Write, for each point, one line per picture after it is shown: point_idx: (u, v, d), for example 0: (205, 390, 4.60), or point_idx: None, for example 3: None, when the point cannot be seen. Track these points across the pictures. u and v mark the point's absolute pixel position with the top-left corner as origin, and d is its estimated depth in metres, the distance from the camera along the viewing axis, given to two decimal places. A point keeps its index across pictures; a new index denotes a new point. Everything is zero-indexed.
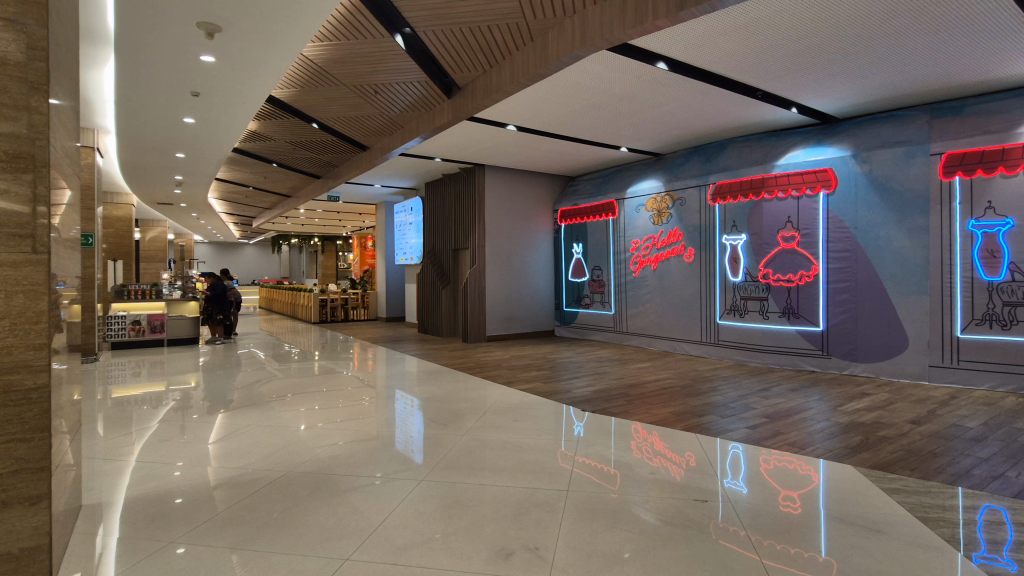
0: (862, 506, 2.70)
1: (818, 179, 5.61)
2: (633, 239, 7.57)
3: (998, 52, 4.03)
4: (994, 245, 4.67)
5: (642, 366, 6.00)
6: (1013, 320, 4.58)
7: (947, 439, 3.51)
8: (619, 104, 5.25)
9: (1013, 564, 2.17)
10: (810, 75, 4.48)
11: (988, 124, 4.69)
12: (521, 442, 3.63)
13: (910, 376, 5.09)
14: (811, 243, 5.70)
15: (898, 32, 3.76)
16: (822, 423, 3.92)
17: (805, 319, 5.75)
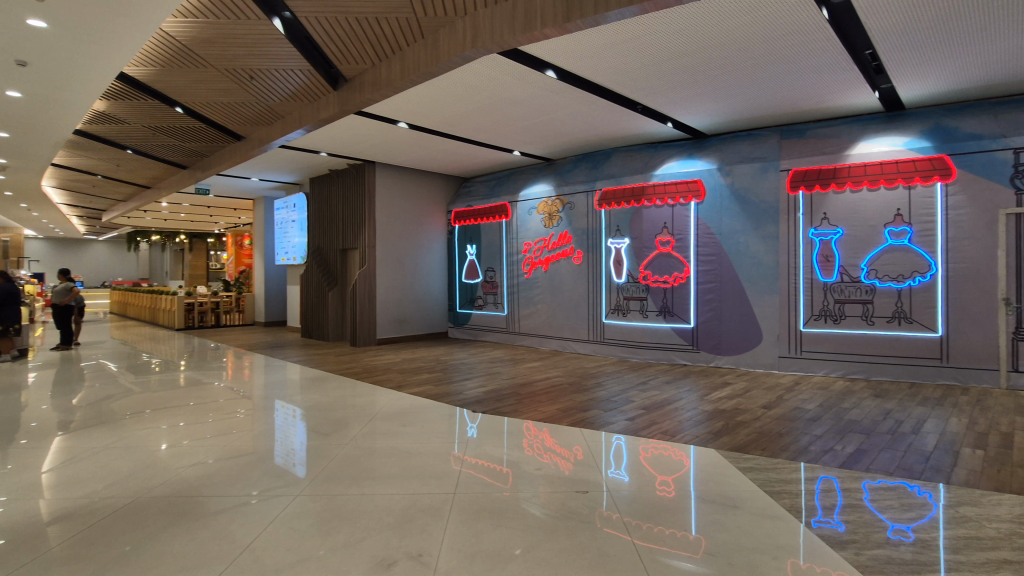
0: (722, 485, 2.97)
1: (690, 188, 6.11)
2: (525, 241, 7.74)
3: (829, 84, 4.68)
4: (828, 250, 5.44)
5: (532, 365, 6.15)
6: (842, 315, 5.37)
7: (791, 420, 4.00)
8: (512, 108, 5.34)
9: (841, 525, 2.52)
10: (683, 93, 4.89)
11: (824, 146, 5.46)
12: (411, 447, 3.54)
13: (764, 366, 5.74)
14: (684, 248, 6.21)
15: (754, 59, 4.22)
16: (692, 411, 4.28)
17: (679, 317, 6.25)
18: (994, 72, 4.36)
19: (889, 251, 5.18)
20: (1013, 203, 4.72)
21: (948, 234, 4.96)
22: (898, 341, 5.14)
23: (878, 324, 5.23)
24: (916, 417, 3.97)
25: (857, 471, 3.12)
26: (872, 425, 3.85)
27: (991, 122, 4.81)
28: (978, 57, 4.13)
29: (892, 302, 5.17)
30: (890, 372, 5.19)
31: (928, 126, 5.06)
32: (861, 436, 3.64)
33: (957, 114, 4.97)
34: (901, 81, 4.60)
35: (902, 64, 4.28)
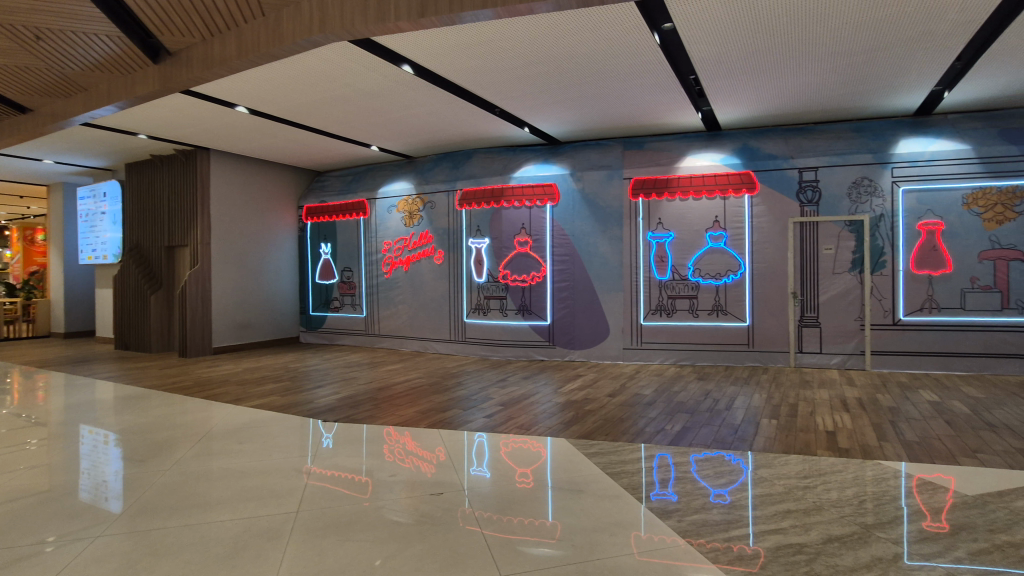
0: (571, 472, 3.16)
1: (545, 192, 6.41)
2: (385, 240, 7.49)
3: (662, 103, 5.24)
4: (663, 252, 6.08)
5: (392, 368, 5.98)
6: (674, 309, 6.05)
7: (631, 406, 4.39)
8: (368, 101, 5.13)
9: (674, 496, 2.84)
10: (538, 100, 5.11)
11: (659, 158, 6.11)
12: (253, 466, 3.22)
13: (611, 357, 6.24)
14: (540, 248, 6.49)
15: (599, 73, 4.54)
16: (547, 404, 4.49)
17: (536, 314, 6.52)
18: (785, 103, 5.23)
19: (710, 253, 5.95)
20: (798, 213, 5.74)
21: (753, 238, 5.85)
22: (716, 330, 5.93)
23: (702, 316, 5.98)
24: (729, 395, 4.62)
25: (683, 447, 3.52)
26: (696, 404, 4.38)
27: (783, 145, 5.78)
28: (773, 90, 4.91)
29: (712, 297, 5.95)
30: (710, 357, 5.98)
31: (738, 146, 5.93)
32: (687, 415, 4.12)
33: (760, 137, 5.89)
34: (717, 105, 5.30)
35: (718, 90, 4.93)
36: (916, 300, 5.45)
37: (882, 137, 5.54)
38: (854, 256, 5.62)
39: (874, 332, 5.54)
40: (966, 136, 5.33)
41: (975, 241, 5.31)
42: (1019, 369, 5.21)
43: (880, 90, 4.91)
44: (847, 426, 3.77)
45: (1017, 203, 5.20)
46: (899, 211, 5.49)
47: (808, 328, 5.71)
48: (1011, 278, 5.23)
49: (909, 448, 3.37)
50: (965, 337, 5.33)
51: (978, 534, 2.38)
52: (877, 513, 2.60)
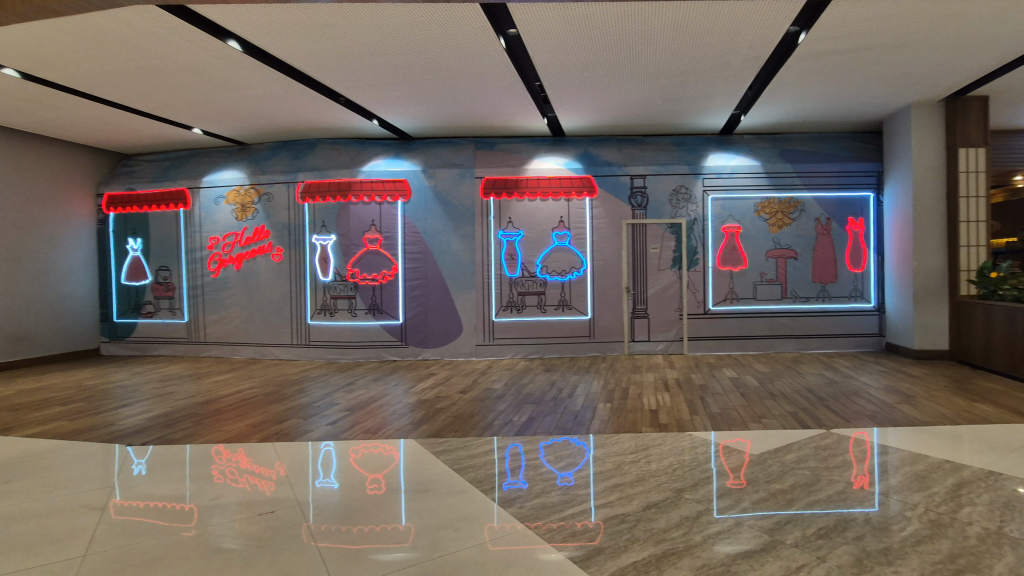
0: (419, 472, 3.11)
1: (397, 187, 6.24)
2: (212, 235, 6.68)
3: (509, 106, 5.43)
4: (513, 250, 6.31)
5: (221, 379, 5.34)
6: (523, 305, 6.32)
7: (481, 400, 4.48)
8: (189, 76, 4.52)
9: (524, 483, 2.95)
10: (388, 92, 4.96)
11: (509, 160, 6.33)
12: (30, 508, 2.63)
13: (464, 354, 6.31)
14: (391, 245, 6.31)
15: (447, 71, 4.55)
16: (397, 405, 4.39)
17: (387, 314, 6.33)
18: (618, 115, 5.74)
19: (555, 251, 6.32)
20: (630, 216, 6.35)
21: (593, 238, 6.35)
22: (561, 324, 6.32)
23: (549, 311, 6.33)
24: (572, 384, 4.95)
25: (527, 436, 3.68)
26: (541, 394, 4.62)
27: (617, 154, 6.36)
28: (607, 102, 5.36)
29: (558, 292, 6.33)
30: (555, 349, 6.36)
31: (579, 152, 6.38)
32: (533, 405, 4.33)
33: (598, 145, 6.40)
34: (561, 112, 5.63)
35: (560, 98, 5.24)
36: (722, 292, 6.37)
37: (695, 151, 6.38)
38: (674, 254, 6.38)
39: (689, 321, 6.35)
40: (757, 154, 6.37)
41: (763, 242, 6.37)
42: (794, 347, 6.37)
43: (692, 110, 5.64)
44: (667, 404, 4.26)
45: (792, 212, 6.35)
46: (708, 215, 6.36)
47: (639, 319, 6.36)
48: (788, 273, 6.37)
49: (713, 418, 3.92)
50: (756, 323, 6.36)
51: (760, 486, 2.85)
52: (686, 478, 2.97)
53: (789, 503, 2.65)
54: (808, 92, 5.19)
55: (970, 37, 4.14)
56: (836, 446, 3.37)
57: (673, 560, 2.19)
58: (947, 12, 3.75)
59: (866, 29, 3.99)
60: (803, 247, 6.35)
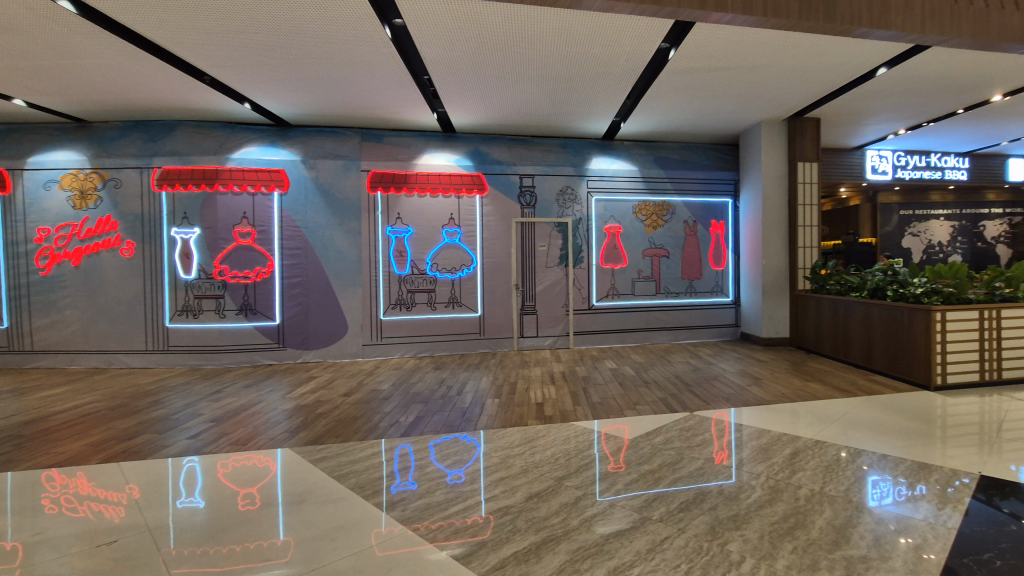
0: (297, 482, 2.92)
1: (272, 177, 5.84)
2: (40, 226, 5.72)
3: (397, 99, 5.28)
4: (401, 246, 6.17)
5: (52, 393, 4.58)
6: (413, 303, 6.20)
7: (367, 402, 4.32)
8: (7, 37, 3.81)
9: (414, 485, 2.89)
10: (262, 74, 4.58)
11: (397, 153, 6.18)
12: None
13: (349, 355, 6.06)
14: (267, 240, 5.86)
15: (328, 57, 4.31)
16: (273, 413, 4.08)
17: (262, 314, 5.87)
18: (507, 115, 5.83)
19: (445, 248, 6.27)
20: (519, 214, 6.50)
21: (483, 235, 6.40)
22: (451, 321, 6.31)
23: (439, 308, 6.27)
24: (461, 381, 4.95)
25: (414, 436, 3.61)
26: (430, 393, 4.56)
27: (507, 153, 6.47)
28: (496, 101, 5.42)
29: (448, 290, 6.30)
30: (446, 347, 6.33)
31: (470, 149, 6.39)
32: (421, 404, 4.26)
33: (488, 143, 6.45)
34: (450, 108, 5.58)
35: (449, 94, 5.20)
36: (604, 288, 6.76)
37: (580, 154, 6.68)
38: (561, 252, 6.64)
39: (575, 316, 6.66)
40: (635, 160, 6.84)
41: (641, 242, 6.85)
42: (666, 338, 6.95)
43: (577, 114, 5.90)
44: (552, 396, 4.42)
45: (665, 214, 6.90)
46: (592, 216, 6.70)
47: (528, 315, 6.54)
48: (662, 271, 6.92)
49: (594, 408, 4.15)
50: (634, 317, 6.84)
51: (634, 468, 3.06)
52: (567, 466, 3.11)
53: (657, 482, 2.87)
54: (678, 104, 5.67)
55: (805, 66, 4.79)
56: (698, 427, 3.73)
57: (551, 546, 2.27)
58: (788, 43, 4.30)
59: (724, 51, 4.44)
60: (674, 247, 6.94)
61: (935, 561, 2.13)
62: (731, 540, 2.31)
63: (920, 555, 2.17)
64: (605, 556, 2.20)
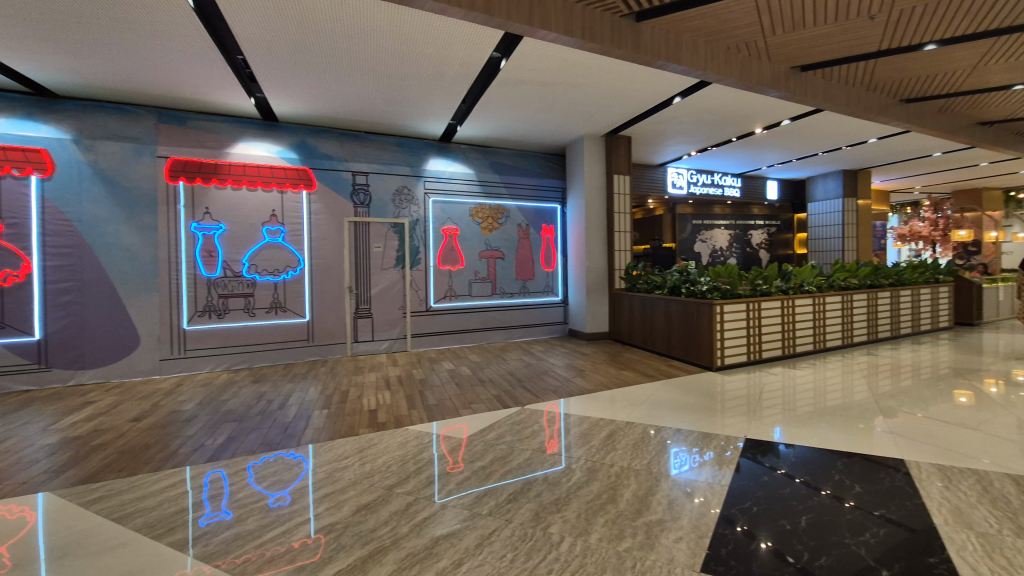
0: (60, 532, 2.36)
1: (29, 158, 4.72)
2: None
3: (206, 77, 4.65)
4: (211, 245, 5.46)
5: None
6: (226, 309, 5.53)
7: (163, 427, 3.70)
8: None
9: (229, 513, 2.55)
10: (13, 28, 3.67)
11: (205, 140, 5.45)
12: None
13: (142, 373, 5.17)
14: (20, 236, 4.71)
15: (110, 18, 3.61)
16: (27, 450, 3.26)
17: (14, 329, 4.70)
18: (337, 107, 5.51)
19: (266, 248, 5.72)
20: (352, 213, 6.20)
21: (312, 235, 5.98)
22: (274, 328, 5.77)
23: (258, 315, 5.69)
24: (284, 394, 4.53)
25: (224, 460, 3.20)
26: (245, 410, 4.09)
27: (338, 148, 6.12)
28: (325, 92, 5.10)
29: (270, 294, 5.75)
30: (268, 357, 5.77)
31: (295, 141, 5.91)
32: (234, 423, 3.79)
33: (317, 136, 6.03)
34: (271, 95, 5.09)
35: (270, 79, 4.75)
36: (442, 289, 6.78)
37: (417, 154, 6.61)
38: (397, 253, 6.49)
39: (412, 318, 6.57)
40: (471, 164, 6.99)
41: (477, 243, 7.02)
42: (501, 337, 7.23)
43: (413, 114, 5.82)
44: (386, 402, 4.28)
45: (499, 218, 7.17)
46: (429, 217, 6.68)
47: (362, 319, 6.27)
48: (497, 272, 7.18)
49: (429, 410, 4.12)
50: (472, 317, 6.98)
51: (468, 466, 3.10)
52: (400, 473, 3.02)
53: (488, 477, 2.94)
54: (510, 113, 5.92)
55: (618, 89, 5.37)
56: (528, 419, 3.92)
57: (378, 558, 2.18)
58: (604, 67, 4.77)
59: (550, 68, 4.76)
60: (508, 249, 7.24)
61: (714, 514, 2.52)
62: (552, 523, 2.46)
63: (702, 512, 2.55)
64: (433, 559, 2.17)
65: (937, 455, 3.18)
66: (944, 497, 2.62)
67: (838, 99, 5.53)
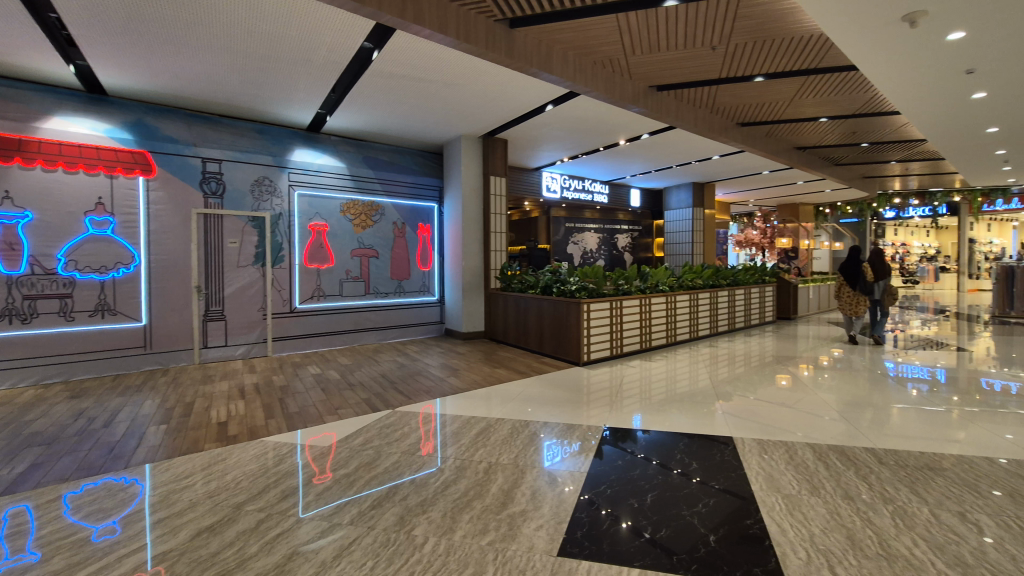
0: None
1: None
2: None
3: (8, 35, 3.88)
4: (13, 237, 4.59)
5: None
6: (33, 313, 4.69)
7: None
8: None
9: (36, 553, 2.15)
10: None
11: (5, 110, 4.55)
12: None
13: None
14: None
15: None
16: None
17: None
18: (184, 85, 4.92)
19: (89, 241, 4.94)
20: (202, 205, 5.58)
21: (150, 227, 5.27)
22: (100, 334, 5.00)
23: (77, 319, 4.90)
24: (111, 409, 3.94)
25: (26, 491, 2.69)
26: (58, 431, 3.48)
27: (185, 131, 5.48)
28: (168, 66, 4.52)
29: (94, 294, 4.97)
30: (92, 368, 4.98)
31: (130, 119, 5.17)
32: (41, 447, 3.21)
33: (158, 115, 5.33)
34: (98, 64, 4.40)
35: (96, 45, 4.09)
36: (308, 289, 6.38)
37: (280, 143, 6.14)
38: (256, 250, 5.98)
39: (274, 321, 6.10)
40: (342, 157, 6.66)
41: (348, 241, 6.71)
42: (374, 338, 7.00)
43: (277, 100, 5.40)
44: (240, 413, 3.91)
45: (373, 215, 6.92)
46: (294, 212, 6.24)
47: (213, 322, 5.68)
48: (370, 271, 6.93)
49: (290, 419, 3.84)
50: (342, 318, 6.66)
51: (331, 475, 2.94)
52: (252, 488, 2.78)
53: (352, 485, 2.81)
54: (384, 107, 5.75)
55: (492, 93, 5.48)
56: (398, 422, 3.83)
57: None
58: (478, 69, 4.84)
59: (425, 64, 4.71)
60: (382, 248, 7.03)
61: (572, 500, 2.67)
62: (416, 525, 2.42)
63: (562, 499, 2.68)
64: None
65: (757, 430, 3.69)
66: (761, 466, 3.05)
67: (687, 118, 6.17)
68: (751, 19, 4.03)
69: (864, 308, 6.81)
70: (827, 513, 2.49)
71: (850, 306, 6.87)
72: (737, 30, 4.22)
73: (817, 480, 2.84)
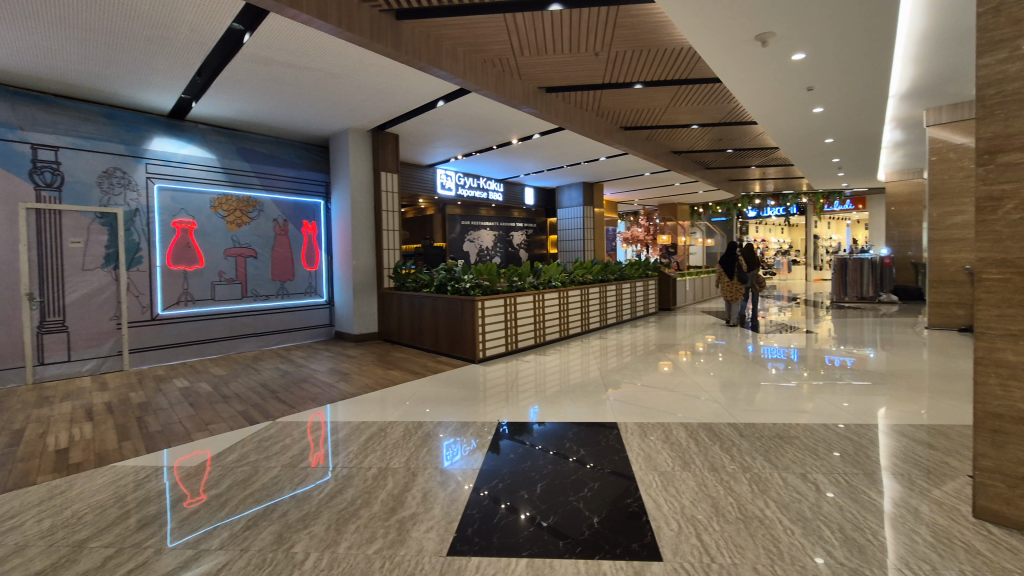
0: None
1: None
2: None
3: None
4: None
5: None
6: None
7: None
8: None
9: None
10: None
11: None
12: None
13: None
14: None
15: None
16: None
17: None
18: (5, 57, 4.18)
19: None
20: (33, 198, 4.79)
21: None
22: None
23: None
24: None
25: None
26: None
27: (6, 111, 4.66)
28: None
29: None
30: None
31: None
32: None
33: None
34: None
35: None
36: (173, 294, 5.76)
37: (135, 130, 5.47)
38: (106, 251, 5.27)
39: (131, 330, 5.43)
40: (211, 147, 6.08)
41: (221, 240, 6.15)
42: (254, 344, 6.49)
43: (129, 80, 4.78)
44: (86, 437, 3.42)
45: (250, 211, 6.41)
46: (154, 207, 5.59)
47: (52, 334, 4.92)
48: (248, 272, 6.41)
49: (149, 439, 3.43)
50: (215, 325, 6.10)
51: (201, 497, 2.67)
52: (99, 522, 2.44)
53: (224, 507, 2.57)
54: (261, 94, 5.33)
55: (380, 86, 5.31)
56: (279, 433, 3.58)
57: None
58: (363, 61, 4.67)
59: (303, 52, 4.44)
60: (261, 247, 6.53)
61: (463, 496, 2.67)
62: (297, 542, 2.27)
63: (454, 497, 2.67)
64: None
65: (639, 414, 3.96)
66: (641, 448, 3.26)
67: (574, 119, 6.43)
68: (628, 29, 4.28)
69: (740, 294, 7.57)
70: (696, 485, 2.72)
71: (730, 292, 7.63)
72: (617, 39, 4.47)
73: (689, 456, 3.10)
